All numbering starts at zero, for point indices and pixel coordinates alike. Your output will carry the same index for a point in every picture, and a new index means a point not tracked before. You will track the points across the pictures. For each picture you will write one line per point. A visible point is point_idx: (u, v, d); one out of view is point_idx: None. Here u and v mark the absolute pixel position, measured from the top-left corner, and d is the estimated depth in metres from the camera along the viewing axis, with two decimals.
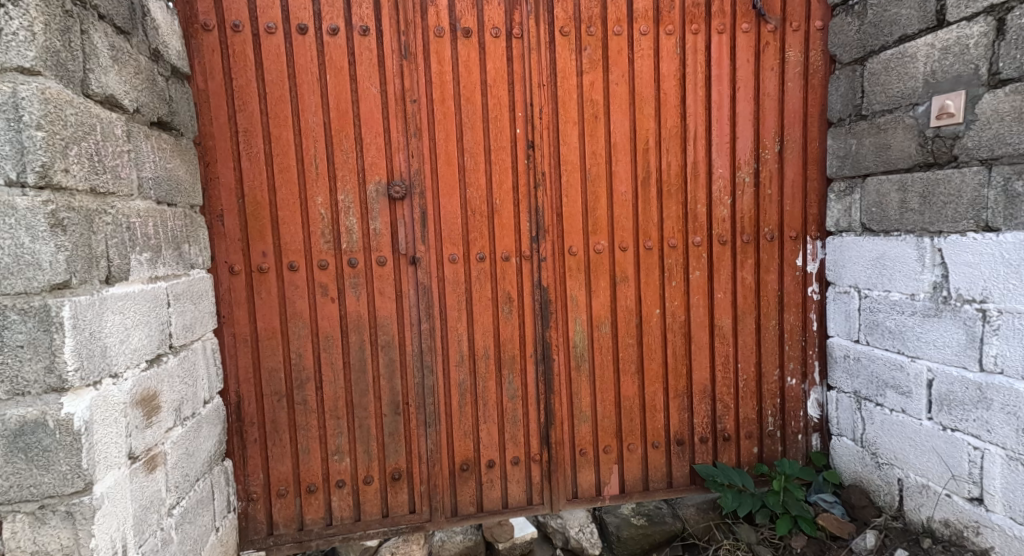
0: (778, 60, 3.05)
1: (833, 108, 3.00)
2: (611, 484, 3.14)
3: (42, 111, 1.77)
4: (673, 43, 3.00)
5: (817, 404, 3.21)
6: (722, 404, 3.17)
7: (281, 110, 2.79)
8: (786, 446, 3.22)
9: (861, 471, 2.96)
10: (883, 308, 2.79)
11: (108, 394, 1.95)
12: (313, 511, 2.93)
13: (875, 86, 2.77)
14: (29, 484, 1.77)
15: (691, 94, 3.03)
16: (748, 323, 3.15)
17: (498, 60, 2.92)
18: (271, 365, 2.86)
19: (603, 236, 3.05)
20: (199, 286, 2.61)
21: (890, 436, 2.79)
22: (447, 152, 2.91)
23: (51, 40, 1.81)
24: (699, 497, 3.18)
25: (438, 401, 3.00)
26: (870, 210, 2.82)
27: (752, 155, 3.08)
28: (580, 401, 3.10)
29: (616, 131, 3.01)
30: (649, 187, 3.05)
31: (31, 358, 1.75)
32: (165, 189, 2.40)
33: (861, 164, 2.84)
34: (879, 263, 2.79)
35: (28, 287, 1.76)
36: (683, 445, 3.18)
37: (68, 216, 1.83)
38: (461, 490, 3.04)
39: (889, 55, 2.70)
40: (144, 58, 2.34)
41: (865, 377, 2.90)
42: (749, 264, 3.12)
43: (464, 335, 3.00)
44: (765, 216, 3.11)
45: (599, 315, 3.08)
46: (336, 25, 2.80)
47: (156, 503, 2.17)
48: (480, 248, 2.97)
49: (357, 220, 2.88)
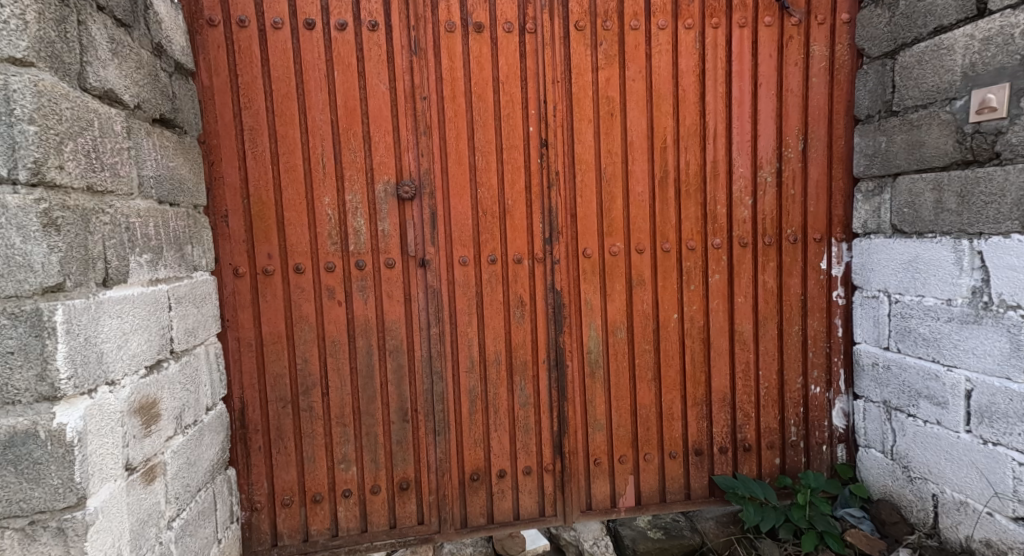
0: (802, 55, 2.94)
1: (861, 104, 2.88)
2: (627, 495, 3.03)
3: (35, 104, 1.69)
4: (692, 38, 2.90)
5: (843, 413, 3.09)
6: (742, 413, 3.06)
7: (288, 108, 2.71)
8: (810, 457, 3.10)
9: (892, 486, 2.83)
10: (916, 314, 2.67)
11: (104, 402, 1.86)
12: (319, 522, 2.84)
13: (907, 80, 2.65)
14: (19, 499, 1.69)
15: (711, 90, 2.92)
16: (770, 328, 3.04)
17: (511, 56, 2.83)
18: (276, 370, 2.77)
19: (619, 238, 2.95)
20: (202, 288, 2.52)
21: (924, 449, 2.67)
22: (458, 151, 2.82)
23: (45, 29, 1.73)
24: (718, 510, 3.06)
25: (448, 409, 2.90)
26: (901, 211, 2.70)
27: (775, 154, 2.97)
28: (594, 409, 3.00)
29: (633, 129, 2.91)
30: (667, 187, 2.95)
31: (22, 366, 1.67)
32: (167, 188, 2.32)
33: (892, 162, 2.73)
34: (912, 267, 2.67)
35: (18, 290, 1.68)
36: (702, 455, 3.07)
37: (62, 215, 1.76)
38: (471, 501, 2.94)
39: (923, 48, 2.58)
40: (146, 52, 2.26)
41: (895, 385, 2.78)
42: (771, 268, 3.01)
43: (474, 340, 2.90)
44: (788, 217, 3.00)
45: (615, 320, 2.98)
46: (344, 20, 2.72)
47: (154, 516, 2.08)
48: (492, 249, 2.88)
49: (364, 221, 2.79)
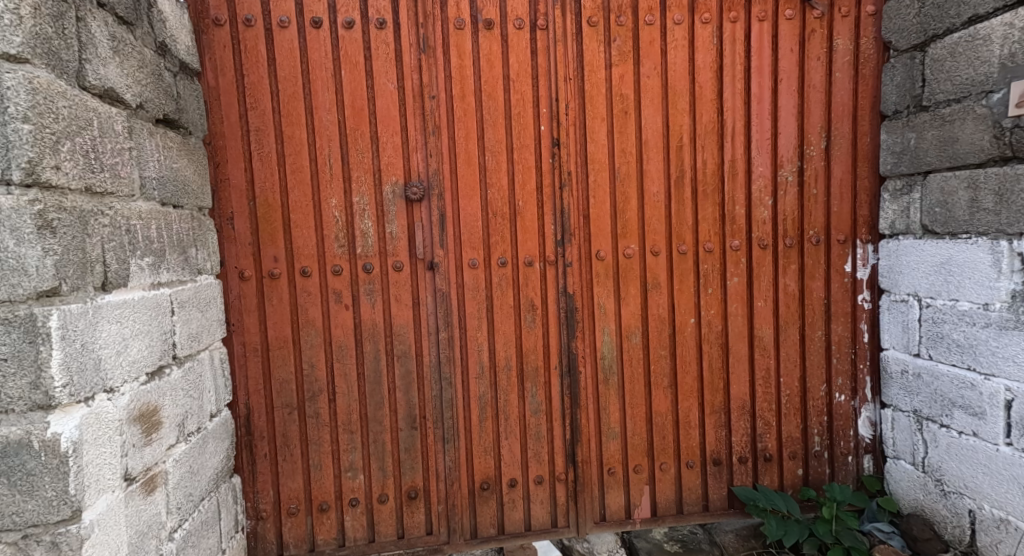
0: (825, 49, 2.83)
1: (888, 99, 2.77)
2: (642, 506, 2.93)
3: (29, 102, 1.62)
4: (709, 32, 2.81)
5: (869, 423, 2.97)
6: (763, 421, 2.95)
7: (294, 108, 2.65)
8: (834, 469, 2.99)
9: (924, 500, 2.71)
10: (949, 319, 2.54)
11: (101, 410, 1.80)
12: (325, 531, 2.76)
13: (939, 73, 2.53)
14: (11, 512, 1.62)
15: (729, 86, 2.83)
16: (792, 334, 2.93)
17: (522, 53, 2.75)
18: (282, 376, 2.71)
19: (633, 239, 2.86)
20: (206, 293, 2.46)
21: (958, 462, 2.54)
22: (467, 151, 2.74)
23: (41, 25, 1.67)
24: (738, 523, 2.96)
25: (457, 416, 2.82)
26: (933, 210, 2.58)
27: (796, 152, 2.87)
28: (608, 417, 2.90)
29: (648, 128, 2.82)
30: (683, 187, 2.85)
31: (15, 374, 1.60)
32: (170, 190, 2.26)
33: (922, 159, 2.61)
34: (945, 269, 2.55)
35: (12, 295, 1.61)
36: (720, 466, 2.96)
37: (57, 217, 1.69)
38: (481, 511, 2.86)
39: (957, 39, 2.46)
40: (149, 51, 2.20)
41: (927, 394, 2.66)
42: (793, 271, 2.91)
43: (484, 345, 2.82)
44: (810, 217, 2.89)
45: (629, 324, 2.88)
46: (351, 18, 2.66)
47: (154, 528, 2.01)
48: (502, 252, 2.79)
49: (372, 223, 2.72)
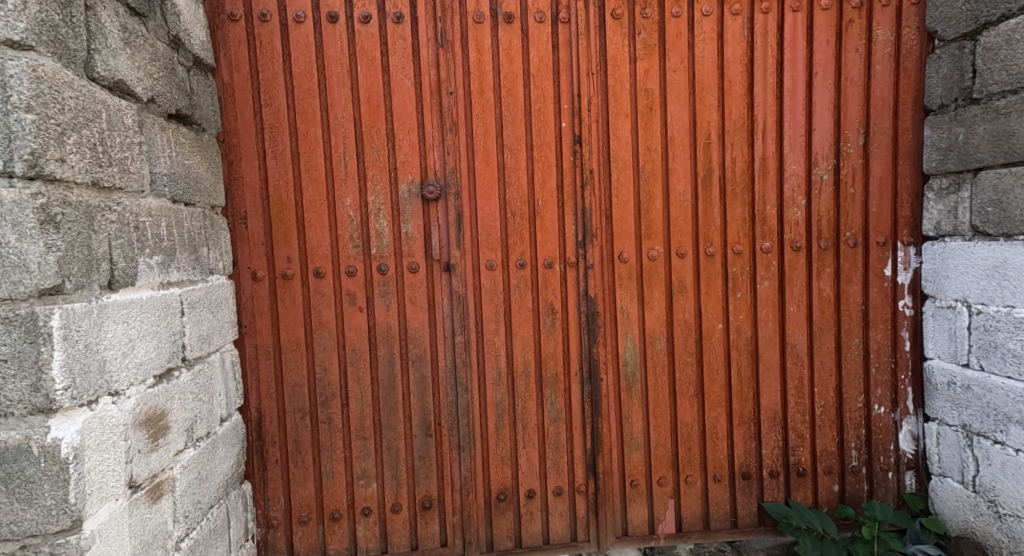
0: (863, 40, 2.69)
1: (934, 92, 2.62)
2: (666, 521, 2.80)
3: (33, 91, 1.55)
4: (740, 24, 2.69)
5: (912, 437, 2.81)
6: (795, 433, 2.81)
7: (309, 105, 2.57)
8: (873, 485, 2.83)
9: (975, 522, 2.53)
10: (1004, 327, 2.37)
11: (105, 415, 1.72)
12: (336, 541, 2.67)
13: (992, 62, 2.37)
14: (10, 521, 1.55)
15: (760, 81, 2.70)
16: (826, 341, 2.78)
17: (543, 47, 2.65)
18: (294, 380, 2.62)
19: (659, 241, 2.73)
20: (218, 293, 2.38)
21: (1015, 483, 2.36)
22: (486, 149, 2.64)
23: (47, 12, 1.60)
24: (768, 541, 2.81)
25: (473, 422, 2.71)
26: (984, 210, 2.42)
27: (832, 150, 2.73)
28: (631, 426, 2.78)
29: (674, 123, 2.70)
30: (711, 186, 2.72)
31: (15, 376, 1.53)
32: (181, 187, 2.19)
33: (972, 156, 2.46)
34: (998, 274, 2.38)
35: (13, 292, 1.53)
36: (750, 479, 2.82)
37: (62, 212, 1.62)
38: (497, 522, 2.75)
39: (1013, 25, 2.29)
40: (162, 44, 2.14)
41: (979, 407, 2.49)
42: (828, 274, 2.76)
43: (501, 350, 2.71)
44: (846, 218, 2.75)
45: (653, 329, 2.76)
46: (368, 13, 2.57)
47: (159, 537, 1.93)
48: (520, 254, 2.69)
49: (387, 223, 2.63)
